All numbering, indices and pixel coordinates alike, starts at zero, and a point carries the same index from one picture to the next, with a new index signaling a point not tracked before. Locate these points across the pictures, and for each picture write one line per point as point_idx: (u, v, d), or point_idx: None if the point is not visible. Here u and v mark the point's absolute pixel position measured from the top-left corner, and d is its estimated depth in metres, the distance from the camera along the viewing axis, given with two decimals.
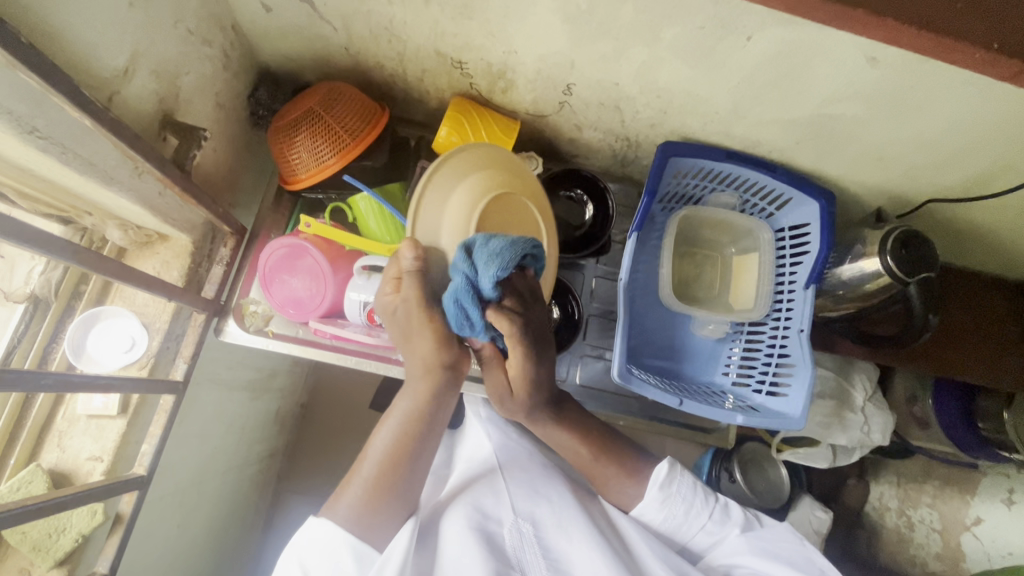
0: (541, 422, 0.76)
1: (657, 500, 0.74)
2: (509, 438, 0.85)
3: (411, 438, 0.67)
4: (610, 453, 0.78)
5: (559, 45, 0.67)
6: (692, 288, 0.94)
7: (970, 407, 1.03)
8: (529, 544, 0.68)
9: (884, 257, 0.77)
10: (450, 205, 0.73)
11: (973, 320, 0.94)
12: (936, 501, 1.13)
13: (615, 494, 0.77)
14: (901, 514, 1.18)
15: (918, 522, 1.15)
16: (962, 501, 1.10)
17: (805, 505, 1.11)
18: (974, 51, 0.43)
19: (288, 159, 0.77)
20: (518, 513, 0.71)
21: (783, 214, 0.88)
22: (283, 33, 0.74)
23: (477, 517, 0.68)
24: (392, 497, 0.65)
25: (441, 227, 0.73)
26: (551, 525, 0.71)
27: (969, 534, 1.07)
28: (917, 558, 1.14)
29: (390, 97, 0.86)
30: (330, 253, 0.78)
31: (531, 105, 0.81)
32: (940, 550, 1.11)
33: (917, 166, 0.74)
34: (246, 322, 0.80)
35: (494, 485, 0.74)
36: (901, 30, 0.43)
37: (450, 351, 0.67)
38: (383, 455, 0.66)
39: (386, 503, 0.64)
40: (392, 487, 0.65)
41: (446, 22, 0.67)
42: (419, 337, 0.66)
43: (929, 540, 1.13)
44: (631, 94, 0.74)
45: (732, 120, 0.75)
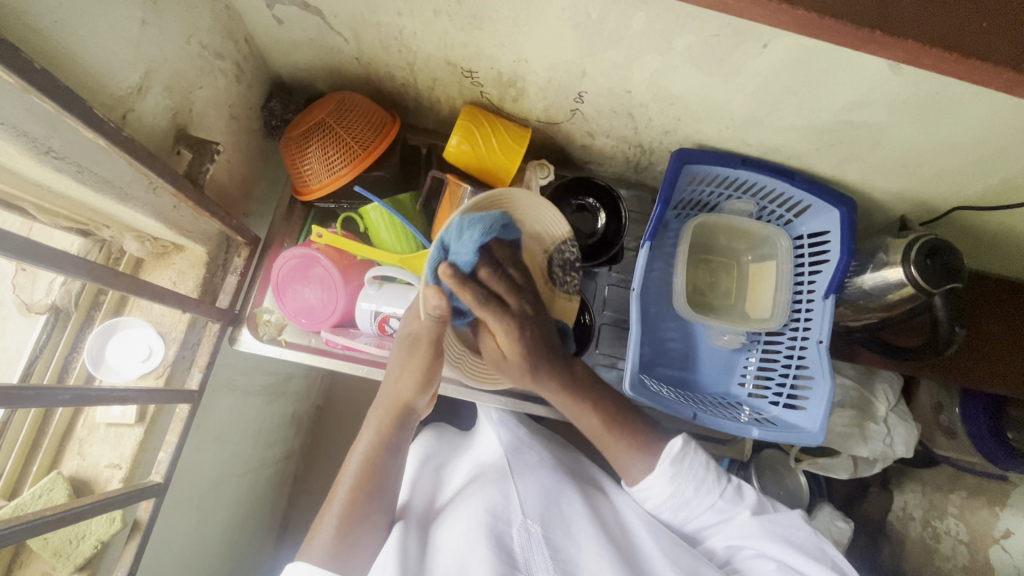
0: (550, 387, 0.74)
1: (667, 475, 0.69)
2: (519, 438, 0.83)
3: (378, 468, 0.69)
4: (627, 424, 0.74)
5: (570, 54, 0.66)
6: (707, 296, 0.92)
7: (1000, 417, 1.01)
8: (537, 544, 0.67)
9: (907, 267, 0.74)
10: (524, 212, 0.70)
11: (1005, 329, 0.91)
12: (962, 513, 1.13)
13: (624, 468, 0.73)
14: (925, 525, 1.17)
15: (944, 534, 1.14)
16: (990, 513, 1.10)
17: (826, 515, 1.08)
18: (1002, 70, 0.41)
19: (300, 170, 0.77)
20: (528, 513, 0.70)
21: (802, 221, 0.86)
22: (296, 43, 0.75)
23: (488, 519, 0.68)
24: (365, 526, 0.66)
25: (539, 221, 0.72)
26: (559, 529, 0.70)
27: (997, 547, 1.08)
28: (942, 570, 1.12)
29: (401, 106, 0.86)
30: (341, 263, 0.78)
31: (542, 112, 0.79)
32: (967, 563, 1.11)
33: (945, 172, 0.71)
34: (260, 330, 0.81)
35: (504, 488, 0.73)
36: (922, 50, 0.41)
37: (424, 395, 0.72)
38: (353, 487, 0.68)
39: (357, 535, 0.65)
40: (362, 515, 0.66)
41: (455, 31, 0.67)
42: (407, 375, 0.70)
43: (955, 552, 1.13)
44: (644, 101, 0.72)
45: (749, 126, 0.73)
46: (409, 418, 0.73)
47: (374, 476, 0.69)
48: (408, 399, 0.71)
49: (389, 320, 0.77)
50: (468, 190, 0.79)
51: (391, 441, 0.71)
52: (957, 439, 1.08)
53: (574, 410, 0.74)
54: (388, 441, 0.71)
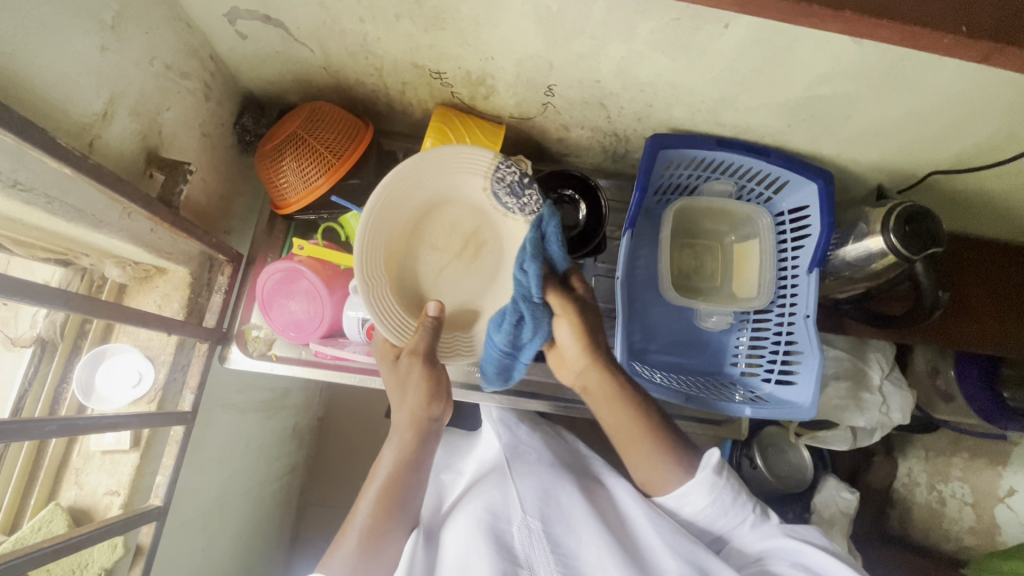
0: (604, 392, 0.73)
1: (708, 484, 0.67)
2: (520, 436, 0.84)
3: (402, 483, 0.69)
4: (665, 438, 0.71)
5: (536, 48, 0.66)
6: (693, 280, 0.92)
7: (995, 378, 1.03)
8: (538, 539, 0.66)
9: (886, 236, 0.74)
10: (449, 170, 0.69)
11: (992, 291, 0.92)
12: (966, 475, 1.14)
13: (653, 478, 0.71)
14: (931, 489, 1.19)
15: (949, 496, 1.16)
16: (994, 473, 1.10)
17: (832, 487, 1.13)
18: (943, 35, 0.41)
19: (277, 185, 0.77)
20: (526, 509, 0.69)
21: (781, 198, 0.86)
22: (263, 56, 0.74)
23: (488, 517, 0.68)
24: (387, 540, 0.67)
25: (473, 187, 0.70)
26: (560, 523, 0.69)
27: (1003, 506, 1.08)
28: (951, 531, 1.16)
29: (374, 113, 0.86)
30: (325, 274, 0.78)
31: (514, 108, 0.79)
32: (973, 523, 1.12)
33: (918, 138, 0.72)
34: (249, 347, 0.81)
35: (504, 488, 0.73)
36: (860, 21, 0.41)
37: (438, 405, 0.71)
38: (377, 497, 0.68)
39: (380, 548, 0.66)
40: (386, 530, 0.67)
41: (419, 34, 0.66)
42: (411, 393, 0.69)
43: (962, 514, 1.14)
44: (614, 90, 0.72)
45: (720, 107, 0.73)
46: (431, 429, 0.72)
47: (390, 498, 0.68)
48: (424, 412, 0.71)
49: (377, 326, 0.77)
50: None
51: (412, 455, 0.70)
52: (955, 403, 1.09)
53: (608, 415, 0.73)
54: (410, 455, 0.70)
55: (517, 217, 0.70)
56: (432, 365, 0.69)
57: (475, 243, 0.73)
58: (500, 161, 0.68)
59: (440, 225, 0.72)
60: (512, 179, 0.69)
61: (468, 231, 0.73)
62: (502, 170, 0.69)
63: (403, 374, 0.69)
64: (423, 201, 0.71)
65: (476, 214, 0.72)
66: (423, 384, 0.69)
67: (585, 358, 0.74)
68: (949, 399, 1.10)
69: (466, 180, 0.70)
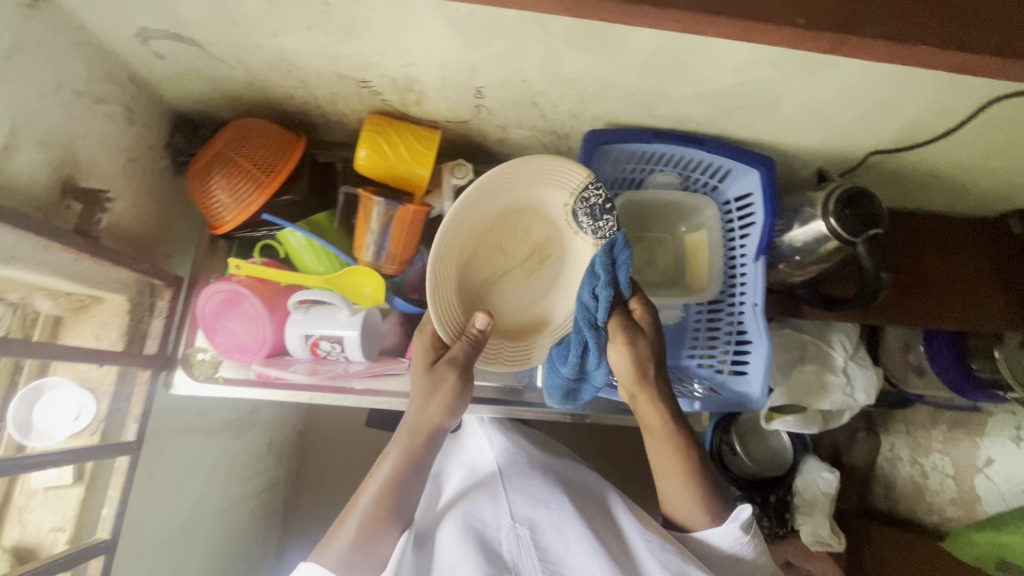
0: (658, 426, 0.73)
1: (733, 536, 0.69)
2: (513, 442, 0.85)
3: (405, 483, 0.69)
4: (705, 481, 0.72)
5: (455, 52, 0.65)
6: (647, 274, 0.91)
7: (964, 349, 1.04)
8: (526, 547, 0.67)
9: (828, 220, 0.74)
10: (537, 181, 0.72)
11: (946, 266, 0.94)
12: (946, 447, 1.17)
13: (685, 512, 0.73)
14: (914, 463, 1.24)
15: (932, 470, 1.19)
16: (972, 444, 1.12)
17: (812, 468, 1.16)
18: (779, 27, 0.43)
19: (210, 204, 0.74)
20: (515, 517, 0.69)
21: (727, 185, 0.86)
22: (184, 75, 0.73)
23: (473, 526, 0.69)
24: (382, 536, 0.67)
25: (552, 200, 0.74)
26: (548, 530, 0.69)
27: (982, 477, 1.10)
28: (934, 505, 1.19)
29: (310, 125, 0.85)
30: (264, 293, 0.76)
31: (448, 112, 0.78)
32: (956, 495, 1.15)
33: (852, 119, 0.71)
34: (195, 371, 0.80)
35: (494, 493, 0.74)
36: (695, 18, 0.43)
37: (451, 417, 0.70)
38: (379, 493, 0.68)
39: (375, 543, 0.66)
40: (386, 525, 0.67)
41: (335, 44, 0.65)
42: (435, 401, 0.68)
43: (944, 486, 1.17)
44: (542, 89, 0.71)
45: (651, 100, 0.72)
46: (440, 437, 0.71)
47: (391, 498, 0.68)
48: (437, 421, 0.70)
49: (320, 342, 0.76)
50: (382, 203, 0.75)
51: (420, 461, 0.70)
52: (927, 376, 1.12)
53: (659, 442, 0.73)
54: (418, 460, 0.70)
55: (588, 238, 0.74)
56: (461, 375, 0.69)
57: (539, 254, 0.78)
58: (585, 184, 0.70)
59: (504, 238, 0.77)
60: (597, 202, 0.71)
61: (537, 242, 0.78)
62: (589, 192, 0.71)
63: (435, 381, 0.68)
64: (495, 213, 0.74)
65: (550, 226, 0.77)
66: (450, 391, 0.69)
67: (644, 391, 0.72)
68: (921, 372, 1.12)
69: (550, 194, 0.74)
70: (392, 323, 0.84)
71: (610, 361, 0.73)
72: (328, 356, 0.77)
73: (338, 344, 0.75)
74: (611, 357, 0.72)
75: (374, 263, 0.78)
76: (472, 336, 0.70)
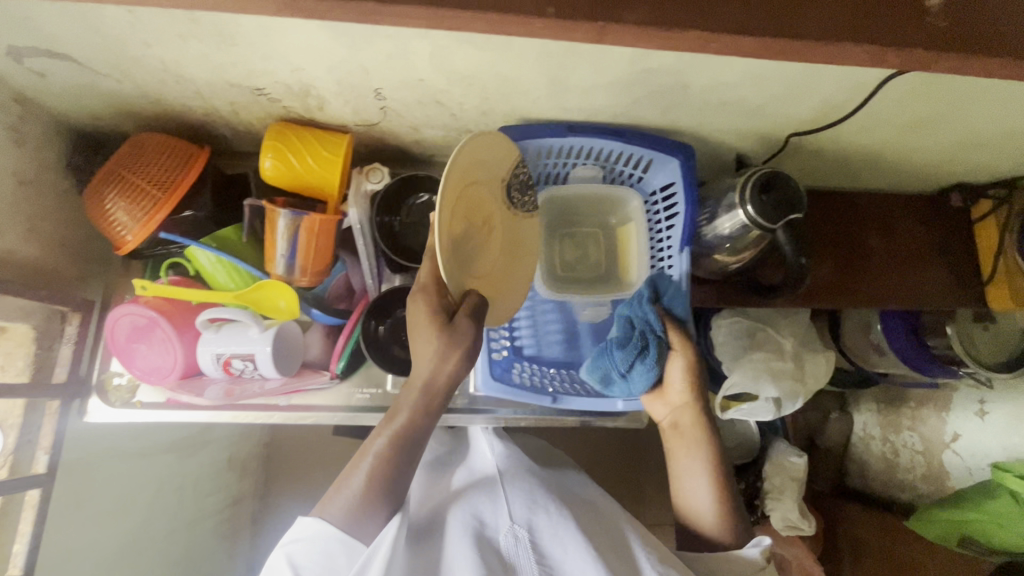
0: (694, 443, 0.75)
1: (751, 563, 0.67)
2: (511, 449, 0.84)
3: (414, 446, 0.64)
4: (725, 494, 0.72)
5: (341, 54, 0.62)
6: (578, 269, 0.90)
7: (917, 325, 1.01)
8: (524, 549, 0.65)
9: (745, 207, 0.72)
10: (488, 147, 0.65)
11: (889, 244, 0.91)
12: (915, 424, 1.18)
13: (695, 519, 0.73)
14: (885, 440, 1.24)
15: (902, 447, 1.20)
16: (939, 420, 1.12)
17: (780, 451, 1.17)
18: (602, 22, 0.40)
19: (110, 223, 0.71)
20: (516, 519, 0.68)
21: (651, 176, 0.84)
22: (72, 93, 0.70)
23: (474, 524, 0.67)
24: (387, 497, 0.62)
25: (499, 166, 0.69)
26: (549, 534, 0.67)
27: (950, 452, 1.09)
28: (906, 481, 1.20)
29: (220, 136, 0.82)
30: (172, 312, 0.74)
31: (355, 115, 0.75)
32: (925, 471, 1.15)
33: (763, 102, 0.68)
34: (111, 397, 0.78)
35: (493, 495, 0.73)
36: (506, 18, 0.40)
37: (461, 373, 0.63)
38: (388, 449, 0.63)
39: (380, 502, 0.62)
40: (393, 481, 0.63)
41: (214, 52, 0.62)
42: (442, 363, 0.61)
43: (914, 463, 1.18)
44: (443, 87, 0.68)
45: (557, 92, 0.70)
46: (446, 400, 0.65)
47: (399, 458, 0.63)
48: (450, 381, 0.63)
49: (231, 361, 0.74)
50: (285, 215, 0.72)
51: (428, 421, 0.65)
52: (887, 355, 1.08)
53: (691, 454, 0.74)
54: (427, 420, 0.65)
55: (519, 213, 0.75)
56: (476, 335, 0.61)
57: (488, 227, 0.68)
58: (515, 163, 0.72)
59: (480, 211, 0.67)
60: (524, 178, 0.75)
61: (487, 216, 0.68)
62: (518, 169, 0.73)
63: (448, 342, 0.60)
64: (460, 181, 0.62)
65: (494, 199, 0.69)
66: (464, 354, 0.61)
67: (684, 403, 0.76)
68: (881, 351, 1.09)
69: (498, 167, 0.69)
70: (317, 334, 0.83)
71: (668, 372, 0.77)
72: (242, 374, 0.76)
73: (250, 361, 0.74)
74: (669, 367, 0.77)
75: (285, 275, 0.77)
76: (466, 305, 0.61)
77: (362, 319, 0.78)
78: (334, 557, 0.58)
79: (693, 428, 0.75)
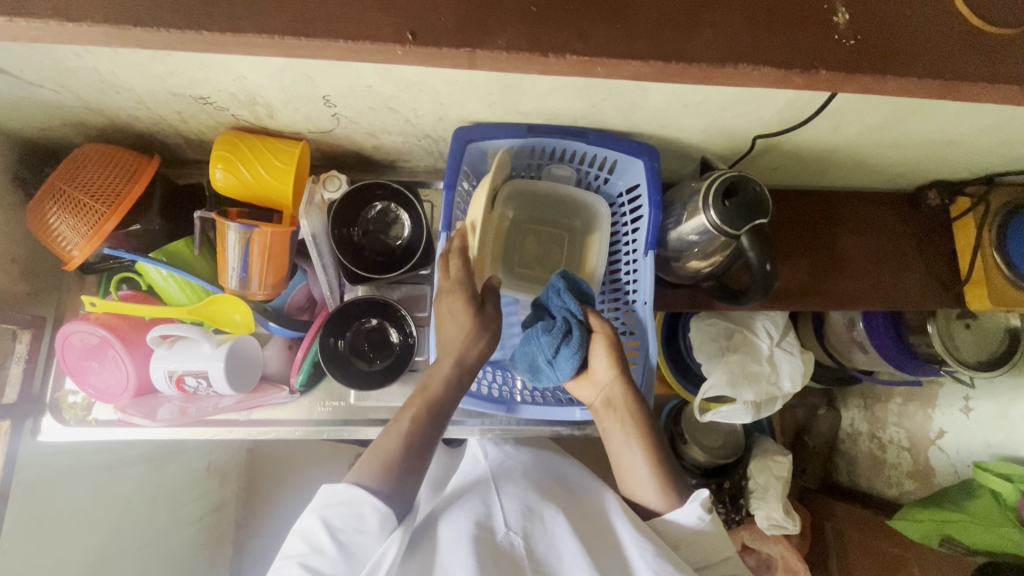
0: (626, 423, 0.72)
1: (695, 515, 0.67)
2: (509, 454, 0.83)
3: (439, 415, 0.69)
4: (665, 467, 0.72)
5: (282, 63, 0.60)
6: (536, 267, 0.88)
7: (900, 324, 0.99)
8: (522, 553, 0.64)
9: (709, 212, 0.70)
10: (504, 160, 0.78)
11: (867, 242, 0.89)
12: (901, 419, 1.16)
13: (640, 495, 0.72)
14: (872, 436, 1.23)
15: (888, 443, 1.18)
16: (925, 416, 1.11)
17: (765, 451, 1.16)
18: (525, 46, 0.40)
19: (55, 238, 0.70)
20: (511, 525, 0.67)
21: (616, 177, 0.82)
22: (13, 108, 0.68)
23: (472, 525, 0.66)
24: (416, 465, 0.66)
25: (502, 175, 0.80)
26: (545, 539, 0.66)
27: (935, 448, 1.08)
28: (892, 478, 1.18)
29: (173, 145, 0.80)
30: (122, 328, 0.73)
31: (308, 122, 0.73)
32: (912, 468, 1.13)
33: (724, 104, 0.66)
34: (65, 415, 0.80)
35: (486, 496, 0.71)
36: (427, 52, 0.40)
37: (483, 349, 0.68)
38: (415, 419, 0.67)
39: (411, 469, 0.65)
40: (422, 447, 0.67)
41: (149, 62, 0.60)
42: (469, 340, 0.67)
43: (901, 459, 1.16)
44: (394, 93, 0.66)
45: (513, 97, 0.67)
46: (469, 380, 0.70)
47: (428, 424, 0.67)
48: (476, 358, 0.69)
49: (184, 378, 0.73)
50: (235, 228, 0.70)
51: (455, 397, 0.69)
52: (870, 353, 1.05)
53: (625, 434, 0.72)
54: (451, 396, 0.69)
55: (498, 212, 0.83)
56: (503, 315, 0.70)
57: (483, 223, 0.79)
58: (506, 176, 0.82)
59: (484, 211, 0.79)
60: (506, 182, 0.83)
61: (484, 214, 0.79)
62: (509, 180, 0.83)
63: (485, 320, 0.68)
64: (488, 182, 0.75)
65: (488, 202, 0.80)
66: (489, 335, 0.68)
67: (610, 389, 0.73)
68: (865, 349, 1.06)
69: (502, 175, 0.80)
70: (277, 348, 0.82)
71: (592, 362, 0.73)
72: (196, 391, 0.75)
73: (203, 378, 0.73)
74: (595, 352, 0.72)
75: (238, 290, 0.75)
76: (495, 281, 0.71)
77: (320, 334, 0.76)
78: (366, 527, 0.60)
79: (624, 406, 0.72)
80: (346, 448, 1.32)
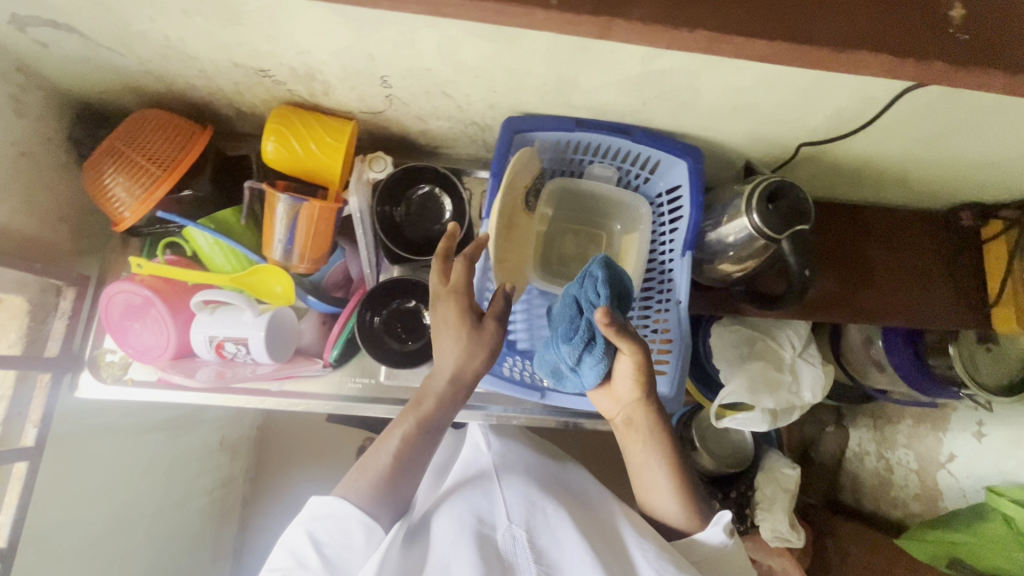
0: (648, 443, 0.72)
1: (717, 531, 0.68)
2: (509, 445, 0.81)
3: (435, 424, 0.69)
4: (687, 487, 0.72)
5: (348, 41, 0.61)
6: (574, 267, 0.90)
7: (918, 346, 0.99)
8: (521, 548, 0.63)
9: (751, 215, 0.71)
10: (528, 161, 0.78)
11: (898, 259, 0.90)
12: (910, 442, 1.15)
13: (659, 513, 0.73)
14: (880, 457, 1.22)
15: (896, 464, 1.18)
16: (936, 440, 1.10)
17: (773, 462, 1.16)
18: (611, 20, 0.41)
19: (107, 199, 0.71)
20: (512, 517, 0.66)
21: (657, 177, 0.83)
22: (77, 68, 0.70)
23: (472, 521, 0.66)
24: (409, 477, 0.67)
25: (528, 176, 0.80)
26: (547, 533, 0.65)
27: (945, 473, 1.07)
28: (898, 499, 1.18)
29: (224, 116, 0.81)
30: (168, 292, 0.74)
31: (360, 102, 0.75)
32: (919, 491, 1.13)
33: (775, 109, 0.67)
34: (103, 373, 0.80)
35: (488, 491, 0.71)
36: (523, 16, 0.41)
37: (481, 363, 0.67)
38: (410, 430, 0.67)
39: (403, 480, 0.66)
40: (415, 459, 0.67)
41: (219, 31, 0.61)
42: (465, 354, 0.66)
43: (908, 481, 1.15)
44: (450, 77, 0.67)
45: (566, 89, 0.68)
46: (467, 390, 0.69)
47: (421, 438, 0.68)
48: (473, 373, 0.67)
49: (224, 344, 0.74)
50: (284, 199, 0.72)
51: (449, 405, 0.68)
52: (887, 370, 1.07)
53: (646, 455, 0.72)
54: (445, 404, 0.68)
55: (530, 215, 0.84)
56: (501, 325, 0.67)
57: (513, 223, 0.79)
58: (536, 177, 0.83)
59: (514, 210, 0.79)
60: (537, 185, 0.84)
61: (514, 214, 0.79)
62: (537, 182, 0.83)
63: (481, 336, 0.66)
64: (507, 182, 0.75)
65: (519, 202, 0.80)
66: (486, 351, 0.67)
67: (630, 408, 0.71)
68: (881, 366, 1.07)
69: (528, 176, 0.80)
70: (311, 322, 0.84)
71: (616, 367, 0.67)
72: (234, 357, 0.76)
73: (242, 345, 0.74)
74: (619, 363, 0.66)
75: (280, 261, 0.76)
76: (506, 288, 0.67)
77: (357, 310, 0.78)
78: (354, 538, 0.61)
79: (647, 427, 0.71)
80: (355, 433, 1.33)
